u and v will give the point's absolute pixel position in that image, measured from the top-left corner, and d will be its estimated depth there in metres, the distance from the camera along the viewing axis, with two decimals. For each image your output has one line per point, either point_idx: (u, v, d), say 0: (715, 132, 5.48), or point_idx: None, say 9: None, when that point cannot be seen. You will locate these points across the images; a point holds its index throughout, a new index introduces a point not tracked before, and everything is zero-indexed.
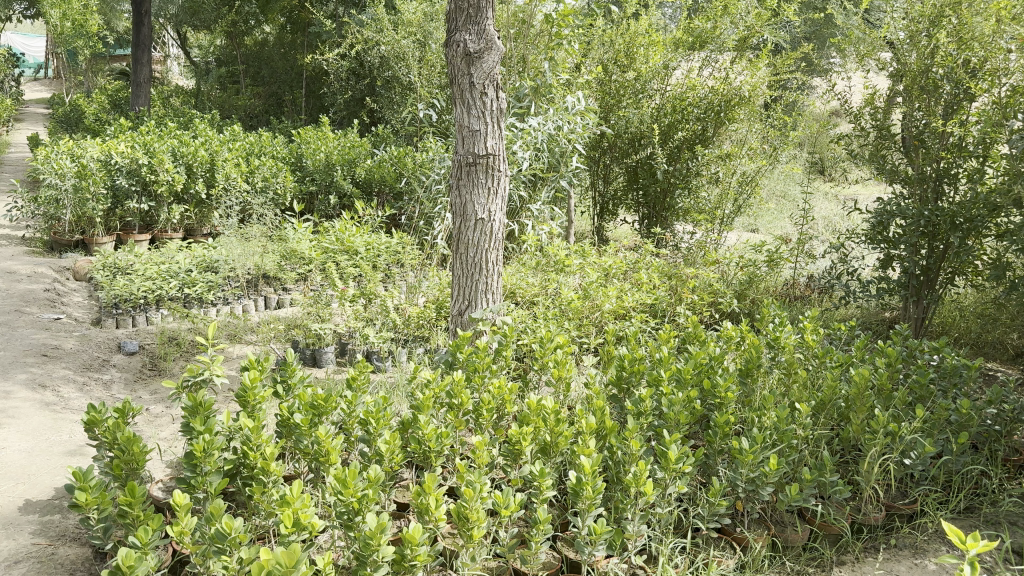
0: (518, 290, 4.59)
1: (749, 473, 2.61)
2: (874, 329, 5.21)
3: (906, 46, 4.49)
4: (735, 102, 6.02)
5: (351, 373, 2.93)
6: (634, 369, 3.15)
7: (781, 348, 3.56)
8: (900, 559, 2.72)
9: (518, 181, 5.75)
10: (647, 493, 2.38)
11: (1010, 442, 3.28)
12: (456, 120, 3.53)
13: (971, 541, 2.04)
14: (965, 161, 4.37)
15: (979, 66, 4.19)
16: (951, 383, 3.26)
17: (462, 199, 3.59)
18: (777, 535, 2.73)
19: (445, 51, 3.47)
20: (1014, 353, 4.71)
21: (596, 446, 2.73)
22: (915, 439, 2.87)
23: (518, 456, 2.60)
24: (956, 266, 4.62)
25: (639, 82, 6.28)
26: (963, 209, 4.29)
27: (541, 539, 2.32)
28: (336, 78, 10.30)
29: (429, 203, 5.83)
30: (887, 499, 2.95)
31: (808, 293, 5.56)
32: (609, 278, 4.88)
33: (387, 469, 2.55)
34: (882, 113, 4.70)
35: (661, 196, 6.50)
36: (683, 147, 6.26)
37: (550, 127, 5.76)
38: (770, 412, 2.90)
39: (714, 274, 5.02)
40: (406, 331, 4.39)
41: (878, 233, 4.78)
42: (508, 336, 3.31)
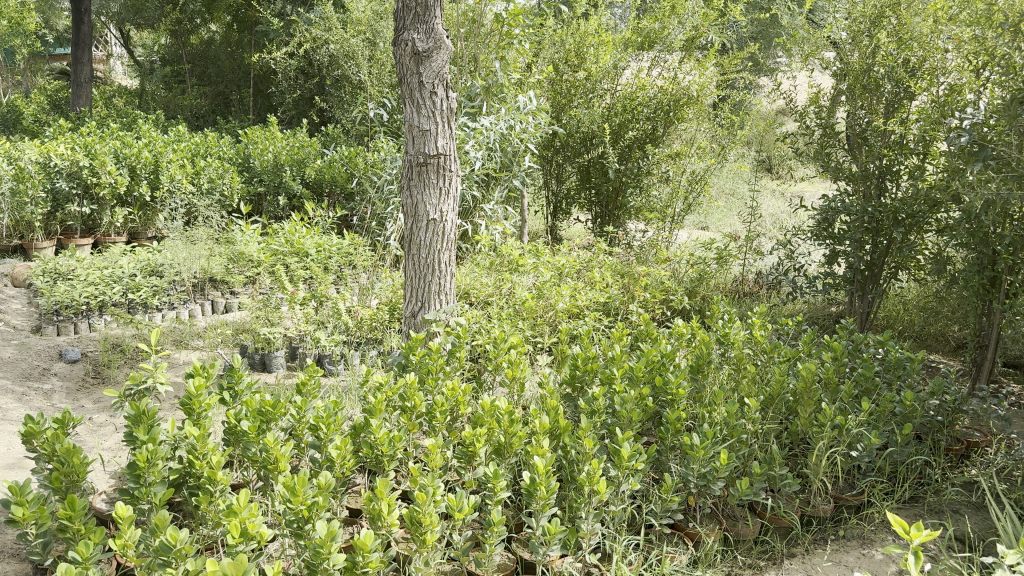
0: (472, 291, 4.56)
1: (700, 468, 2.62)
2: (821, 323, 5.31)
3: (848, 46, 4.58)
4: (683, 102, 6.09)
5: (300, 378, 2.87)
6: (587, 368, 3.15)
7: (731, 344, 3.60)
8: (849, 550, 2.76)
9: (471, 181, 5.68)
10: (600, 492, 2.38)
11: (952, 432, 3.36)
12: (406, 120, 3.49)
13: (916, 530, 2.08)
14: (907, 158, 4.47)
15: (918, 66, 4.30)
16: (896, 375, 3.34)
17: (414, 199, 3.54)
18: (729, 530, 2.76)
19: (393, 50, 3.42)
20: (955, 345, 4.89)
21: (549, 446, 2.72)
22: (861, 432, 2.93)
23: (472, 458, 2.57)
24: (899, 261, 4.72)
25: (589, 82, 6.30)
26: (904, 205, 4.39)
27: (495, 541, 2.30)
28: (284, 78, 10.15)
29: (381, 204, 5.77)
30: (835, 491, 3.00)
31: (757, 289, 5.64)
32: (563, 277, 4.88)
33: (337, 475, 2.50)
34: (826, 111, 4.79)
35: (614, 195, 6.53)
36: (634, 147, 6.32)
37: (502, 126, 5.74)
38: (721, 407, 2.93)
39: (665, 272, 5.06)
40: (359, 333, 4.33)
41: (823, 229, 4.89)
42: (461, 338, 3.28)
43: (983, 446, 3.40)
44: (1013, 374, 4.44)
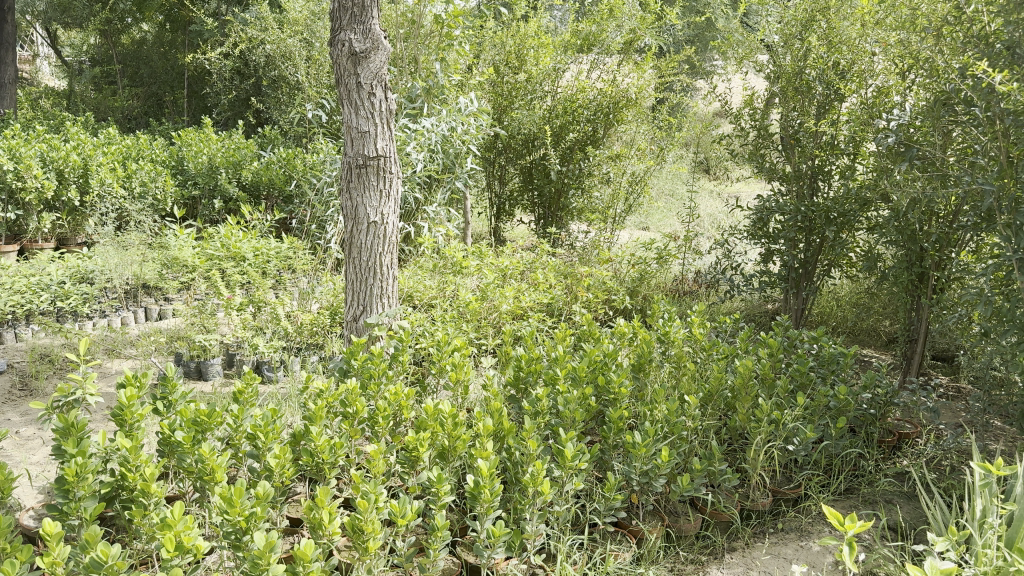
0: (416, 293, 4.51)
1: (642, 466, 2.64)
2: (758, 321, 5.42)
3: (781, 49, 4.68)
4: (623, 103, 6.15)
5: (237, 386, 2.80)
6: (531, 369, 3.15)
7: (671, 342, 3.65)
8: (787, 542, 2.82)
9: (412, 182, 5.61)
10: (545, 493, 2.37)
11: (884, 424, 3.46)
12: (344, 122, 3.44)
13: (850, 521, 2.13)
14: (837, 159, 4.60)
15: (847, 68, 4.41)
16: (830, 370, 3.42)
17: (353, 202, 3.49)
18: (671, 526, 2.79)
19: (330, 50, 3.37)
20: (886, 340, 5.04)
21: (494, 448, 2.70)
22: (797, 426, 2.99)
23: (415, 463, 2.54)
24: (832, 258, 4.85)
25: (530, 84, 6.29)
26: (836, 204, 4.51)
27: (438, 545, 2.27)
28: (220, 78, 9.92)
29: (321, 207, 5.68)
30: (773, 485, 3.06)
31: (696, 288, 5.73)
32: (507, 279, 4.88)
33: (276, 484, 2.44)
34: (761, 113, 4.88)
35: (556, 196, 6.56)
36: (575, 148, 6.34)
37: (444, 128, 5.69)
38: (662, 405, 2.96)
39: (608, 273, 5.10)
40: (299, 338, 4.26)
41: (759, 229, 5.02)
42: (403, 341, 3.24)
43: (914, 437, 3.50)
44: (941, 367, 4.60)
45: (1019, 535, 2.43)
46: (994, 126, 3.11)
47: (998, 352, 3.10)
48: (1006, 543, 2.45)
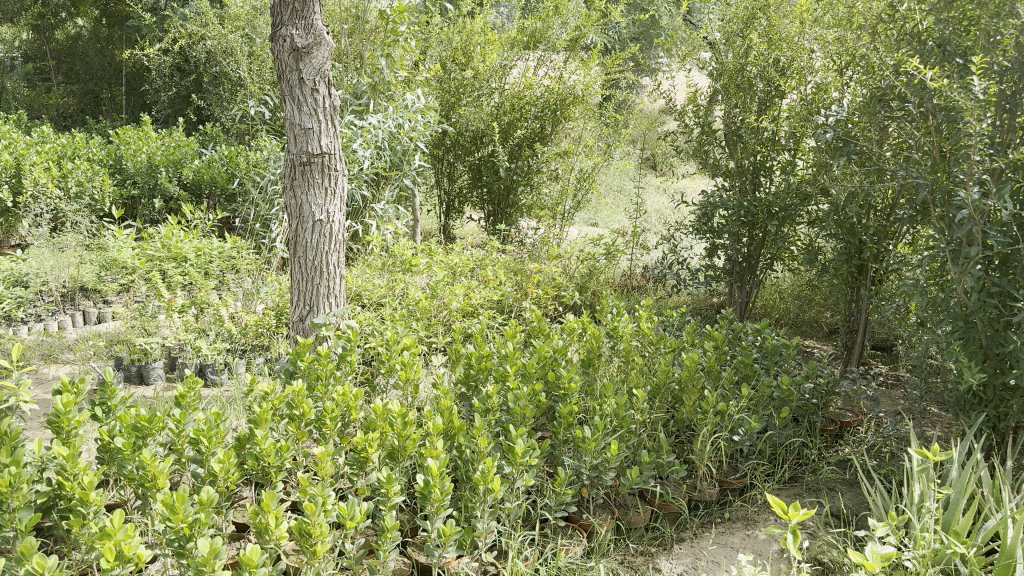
0: (364, 292, 4.46)
1: (592, 460, 2.66)
2: (703, 314, 5.51)
3: (722, 46, 4.75)
4: (569, 101, 6.13)
5: (179, 390, 2.73)
6: (481, 366, 3.13)
7: (620, 337, 3.69)
8: (734, 532, 2.86)
9: (360, 180, 5.54)
10: (495, 490, 2.37)
11: (826, 413, 3.54)
12: (287, 119, 3.38)
13: (793, 510, 2.18)
14: (779, 155, 4.66)
15: (787, 65, 4.50)
16: (773, 361, 3.48)
17: (298, 200, 3.43)
18: (621, 519, 2.79)
19: (272, 46, 3.31)
20: (828, 331, 5.15)
21: (444, 447, 2.68)
22: (742, 417, 3.04)
23: (364, 463, 2.50)
24: (774, 252, 4.93)
25: (477, 81, 6.29)
26: (778, 198, 4.60)
27: (388, 547, 2.25)
28: (159, 75, 9.67)
29: (266, 205, 5.57)
30: (719, 475, 3.10)
31: (644, 283, 5.79)
32: (457, 276, 4.86)
33: (221, 489, 2.39)
34: (704, 110, 4.95)
35: (505, 194, 6.55)
36: (523, 145, 6.32)
37: (390, 124, 5.60)
38: (610, 400, 2.98)
39: (557, 269, 5.13)
40: (244, 340, 4.18)
41: (704, 224, 5.10)
42: (351, 341, 3.20)
43: (855, 425, 3.59)
44: (881, 356, 4.72)
45: (955, 518, 2.51)
46: (927, 121, 3.19)
47: (934, 341, 3.20)
48: (942, 527, 2.53)
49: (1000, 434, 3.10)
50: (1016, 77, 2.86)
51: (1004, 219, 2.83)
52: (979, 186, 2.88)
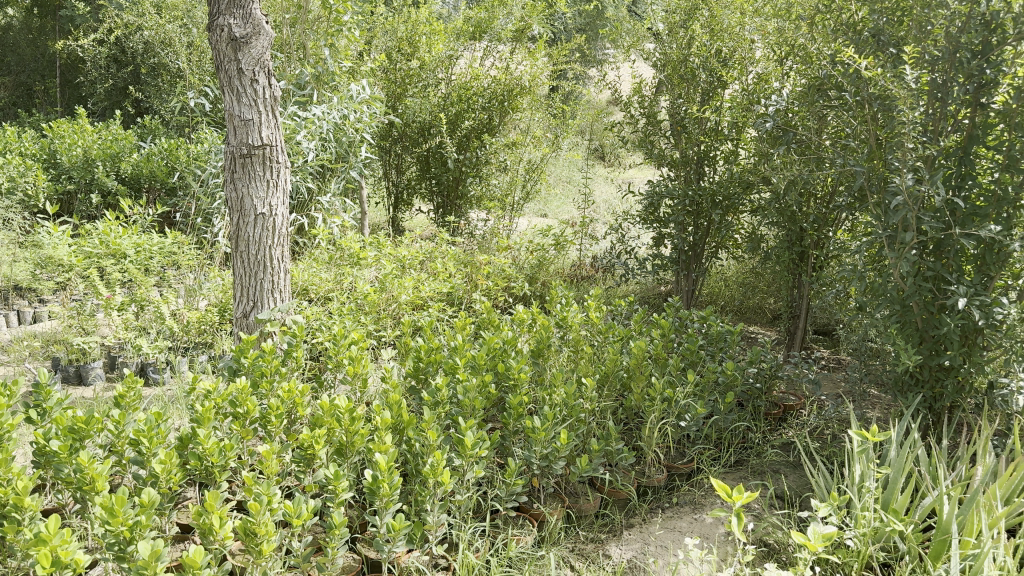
0: (311, 287, 4.38)
1: (542, 450, 2.67)
2: (651, 303, 5.58)
3: (665, 37, 4.78)
4: (517, 91, 6.15)
5: (118, 390, 2.65)
6: (430, 359, 3.11)
7: (569, 327, 3.72)
8: (681, 516, 2.91)
9: (305, 172, 5.41)
10: (445, 483, 2.35)
11: (770, 397, 3.62)
12: (226, 111, 3.30)
13: (737, 493, 2.22)
14: (722, 145, 4.76)
15: (729, 56, 4.57)
16: (718, 348, 3.54)
17: (238, 193, 3.36)
18: (571, 507, 2.84)
19: (208, 36, 3.23)
20: (771, 317, 5.27)
21: (393, 441, 2.66)
22: (689, 403, 3.09)
23: (311, 461, 2.46)
24: (719, 241, 5.02)
25: (424, 71, 6.22)
26: (721, 187, 4.69)
27: (336, 543, 2.22)
28: (94, 66, 9.37)
29: (208, 199, 5.44)
30: (667, 461, 3.15)
31: (594, 273, 5.82)
32: (406, 269, 4.81)
33: (162, 490, 2.33)
34: (649, 101, 4.94)
35: (454, 185, 6.48)
36: (471, 136, 6.26)
37: (335, 116, 5.49)
38: (560, 389, 2.99)
39: (506, 260, 5.11)
40: (187, 338, 4.08)
41: (650, 214, 5.14)
42: (297, 337, 3.15)
43: (798, 408, 3.67)
44: (822, 341, 4.84)
45: (893, 497, 2.58)
46: (863, 110, 3.26)
47: (873, 324, 3.27)
48: (881, 505, 2.60)
49: (936, 414, 3.20)
50: (946, 66, 2.94)
51: (937, 204, 2.92)
52: (913, 173, 2.95)
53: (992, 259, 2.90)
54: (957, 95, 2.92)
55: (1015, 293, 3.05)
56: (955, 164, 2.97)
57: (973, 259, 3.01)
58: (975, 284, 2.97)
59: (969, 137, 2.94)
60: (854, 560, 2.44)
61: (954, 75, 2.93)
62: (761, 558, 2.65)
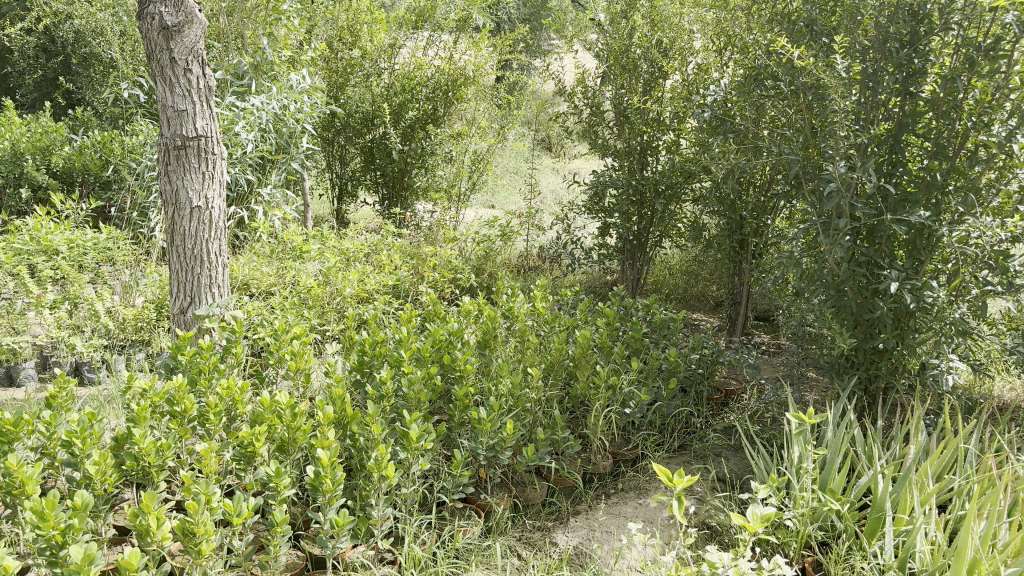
0: (252, 281, 4.27)
1: (488, 441, 2.66)
2: (597, 292, 5.62)
3: (607, 27, 4.78)
4: (461, 81, 6.14)
5: (49, 391, 2.56)
6: (375, 352, 3.06)
7: (515, 317, 3.73)
8: (627, 501, 2.94)
9: (244, 164, 5.26)
10: (390, 477, 2.33)
11: (712, 382, 3.69)
12: (159, 101, 3.21)
13: (679, 477, 2.25)
14: (664, 134, 4.81)
15: (670, 47, 4.64)
16: (661, 335, 3.60)
17: (173, 185, 3.27)
18: (518, 496, 2.85)
19: (138, 24, 3.13)
20: (714, 304, 5.36)
21: (336, 436, 2.62)
22: (633, 390, 3.13)
23: (252, 458, 2.41)
24: (662, 230, 5.08)
25: (366, 61, 6.13)
26: (664, 177, 4.78)
27: (279, 541, 2.19)
28: (20, 56, 9.04)
29: (143, 193, 5.28)
30: (612, 448, 3.19)
31: (541, 264, 5.83)
32: (350, 262, 4.75)
33: (97, 493, 2.26)
34: (593, 92, 4.95)
35: (399, 176, 6.41)
36: (416, 126, 6.23)
37: (275, 106, 5.36)
38: (505, 379, 2.99)
39: (452, 251, 5.08)
40: (123, 336, 3.97)
41: (595, 204, 5.15)
42: (236, 333, 3.08)
43: (739, 393, 3.74)
44: (762, 327, 4.95)
45: (830, 477, 2.65)
46: (798, 99, 3.31)
47: (810, 309, 3.35)
48: (819, 485, 2.66)
49: (870, 395, 3.29)
50: (877, 55, 3.03)
51: (870, 191, 2.99)
52: (846, 161, 3.02)
53: (922, 244, 3.00)
54: (888, 85, 3.00)
55: (944, 277, 3.15)
56: (886, 151, 3.08)
57: (905, 244, 3.10)
58: (906, 269, 3.06)
59: (899, 126, 3.03)
60: (793, 540, 2.49)
61: (885, 65, 3.00)
62: (704, 540, 2.69)
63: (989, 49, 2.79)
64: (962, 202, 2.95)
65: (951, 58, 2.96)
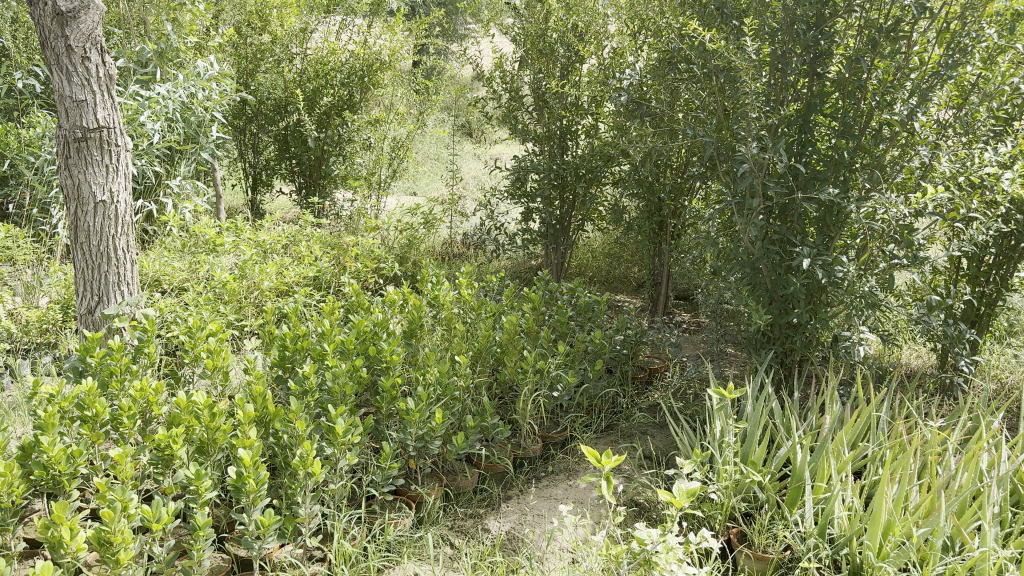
0: (163, 277, 4.12)
1: (417, 431, 2.63)
2: (522, 277, 5.64)
3: (523, 11, 4.71)
4: (377, 66, 6.01)
5: None
6: (297, 346, 2.98)
7: (441, 306, 3.70)
8: (557, 483, 2.96)
9: (151, 156, 5.05)
10: (316, 474, 2.27)
11: (636, 362, 3.75)
12: (55, 91, 3.04)
13: (606, 458, 2.27)
14: (582, 119, 4.85)
15: (585, 30, 4.67)
16: (586, 318, 3.63)
17: (74, 179, 3.11)
18: (449, 485, 2.83)
19: (29, 10, 2.95)
20: (636, 285, 5.45)
21: (259, 435, 2.55)
22: (559, 373, 3.16)
23: (170, 461, 2.32)
24: (584, 214, 5.12)
25: (276, 46, 5.91)
26: (584, 161, 4.81)
27: (202, 545, 2.12)
28: None
29: (43, 188, 5.01)
30: (541, 431, 3.21)
31: (465, 251, 5.79)
32: (268, 254, 4.62)
33: (3, 506, 2.14)
34: (512, 77, 4.89)
35: (316, 164, 6.24)
36: (331, 113, 6.04)
37: (182, 95, 5.10)
38: (433, 368, 2.96)
39: (374, 240, 4.99)
40: (28, 339, 3.77)
41: (517, 188, 5.14)
42: (149, 331, 2.95)
43: (663, 371, 3.81)
44: (683, 306, 5.05)
45: (751, 449, 2.72)
46: (710, 81, 3.35)
47: (728, 287, 3.42)
48: (740, 458, 2.73)
49: (787, 368, 3.40)
50: (785, 38, 3.09)
51: (781, 171, 3.07)
52: (758, 141, 3.09)
53: (832, 221, 3.09)
54: (796, 66, 3.07)
55: (853, 252, 3.27)
56: (797, 131, 3.15)
57: (816, 221, 3.19)
58: (818, 245, 3.16)
59: (808, 106, 3.09)
60: (718, 513, 2.56)
61: (793, 47, 3.08)
62: (633, 518, 2.74)
63: (890, 30, 2.92)
64: (868, 179, 3.07)
65: (854, 40, 3.06)
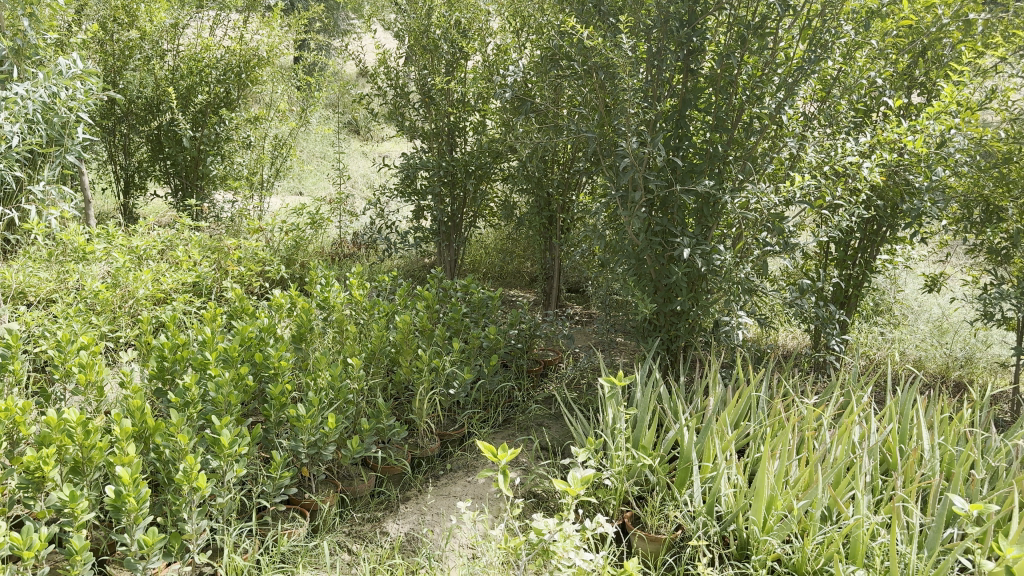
0: (28, 289, 3.88)
1: (309, 437, 2.57)
2: (415, 276, 5.60)
3: (405, 7, 4.69)
4: (254, 62, 5.81)
5: None
6: (177, 356, 2.85)
7: (332, 307, 3.62)
8: (455, 480, 2.96)
9: (10, 160, 4.73)
10: (201, 488, 2.18)
11: (530, 355, 3.79)
12: None
13: (502, 452, 2.28)
14: (469, 115, 4.84)
15: (468, 26, 4.69)
16: (480, 314, 3.66)
17: None
18: (345, 490, 2.80)
19: None
20: (528, 279, 5.51)
21: (139, 450, 2.43)
22: (454, 371, 3.15)
23: (41, 484, 2.18)
24: (475, 210, 5.14)
25: (145, 43, 5.67)
26: (473, 158, 4.81)
27: (80, 571, 2.00)
28: None
29: None
30: (439, 430, 3.21)
31: (355, 250, 5.71)
32: (144, 261, 4.42)
33: None
34: (395, 72, 4.88)
35: (193, 164, 5.99)
36: (207, 111, 5.79)
37: (43, 94, 4.63)
38: (324, 371, 2.90)
39: (258, 243, 4.84)
40: None
41: (407, 187, 5.03)
42: (12, 347, 2.76)
43: (557, 363, 3.87)
44: (575, 298, 5.15)
45: (642, 434, 2.79)
46: (591, 78, 3.40)
47: (615, 279, 3.51)
48: (632, 443, 2.80)
49: (673, 354, 3.52)
50: (659, 35, 3.18)
51: (661, 165, 3.16)
52: (638, 136, 3.18)
53: (709, 212, 3.25)
54: (671, 63, 3.17)
55: (730, 241, 3.41)
56: (673, 126, 3.25)
57: (694, 212, 3.31)
58: (697, 235, 3.28)
59: (683, 101, 3.21)
60: (612, 497, 2.63)
61: (667, 44, 3.18)
62: (531, 509, 2.78)
63: (757, 27, 3.05)
64: (742, 170, 3.20)
65: (724, 36, 3.19)
